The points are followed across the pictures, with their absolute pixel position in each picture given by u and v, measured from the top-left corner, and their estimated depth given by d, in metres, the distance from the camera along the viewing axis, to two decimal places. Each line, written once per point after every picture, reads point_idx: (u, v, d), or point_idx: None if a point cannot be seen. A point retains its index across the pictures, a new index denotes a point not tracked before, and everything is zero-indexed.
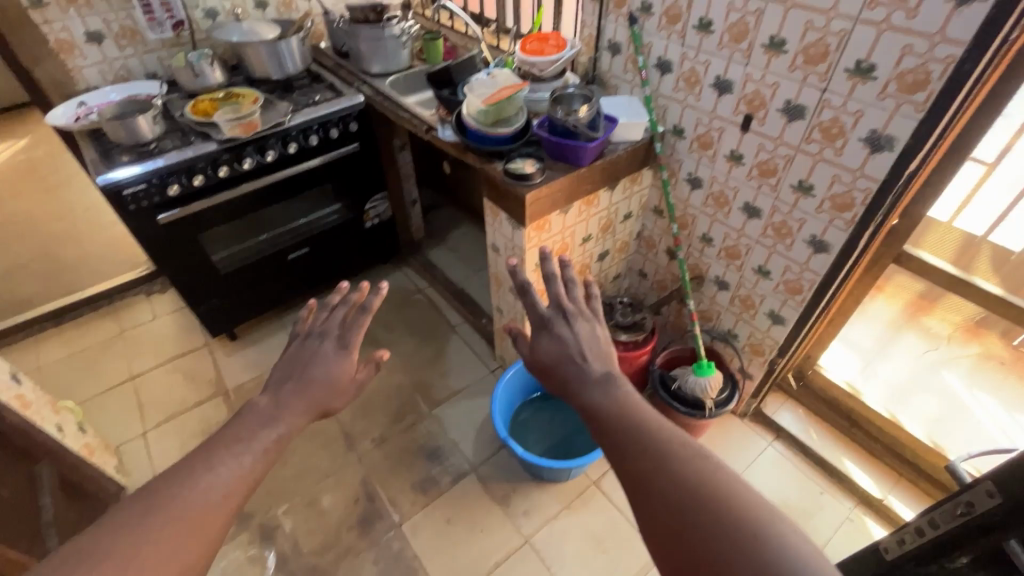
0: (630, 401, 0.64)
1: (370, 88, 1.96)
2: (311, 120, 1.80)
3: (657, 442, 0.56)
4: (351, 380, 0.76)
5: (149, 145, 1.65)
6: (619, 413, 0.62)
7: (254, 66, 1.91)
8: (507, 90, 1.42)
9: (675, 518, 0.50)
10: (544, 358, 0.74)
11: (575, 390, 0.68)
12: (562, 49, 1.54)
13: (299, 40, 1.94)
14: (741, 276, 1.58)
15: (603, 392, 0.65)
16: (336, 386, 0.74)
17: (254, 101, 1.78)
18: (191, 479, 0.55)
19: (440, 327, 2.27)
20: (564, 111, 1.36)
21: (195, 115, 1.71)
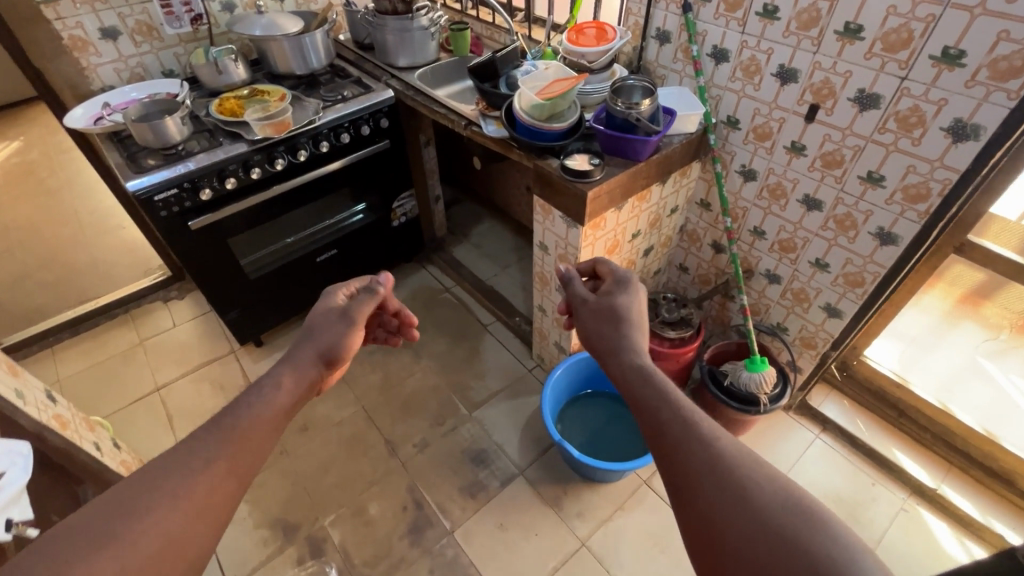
0: (672, 391, 0.77)
1: (399, 81, 1.88)
2: (342, 117, 1.74)
3: (694, 430, 0.70)
4: (331, 317, 1.00)
5: (176, 147, 1.57)
6: (662, 397, 0.76)
7: (278, 60, 1.83)
8: (560, 84, 1.36)
9: (708, 499, 0.62)
10: (597, 321, 1.02)
11: (621, 371, 0.85)
12: (613, 38, 1.47)
13: (322, 33, 1.86)
14: (796, 270, 1.55)
15: (647, 372, 0.82)
16: (335, 323, 0.99)
17: (281, 99, 1.71)
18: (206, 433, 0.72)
19: (472, 326, 2.22)
20: (625, 103, 1.30)
21: (223, 115, 1.63)
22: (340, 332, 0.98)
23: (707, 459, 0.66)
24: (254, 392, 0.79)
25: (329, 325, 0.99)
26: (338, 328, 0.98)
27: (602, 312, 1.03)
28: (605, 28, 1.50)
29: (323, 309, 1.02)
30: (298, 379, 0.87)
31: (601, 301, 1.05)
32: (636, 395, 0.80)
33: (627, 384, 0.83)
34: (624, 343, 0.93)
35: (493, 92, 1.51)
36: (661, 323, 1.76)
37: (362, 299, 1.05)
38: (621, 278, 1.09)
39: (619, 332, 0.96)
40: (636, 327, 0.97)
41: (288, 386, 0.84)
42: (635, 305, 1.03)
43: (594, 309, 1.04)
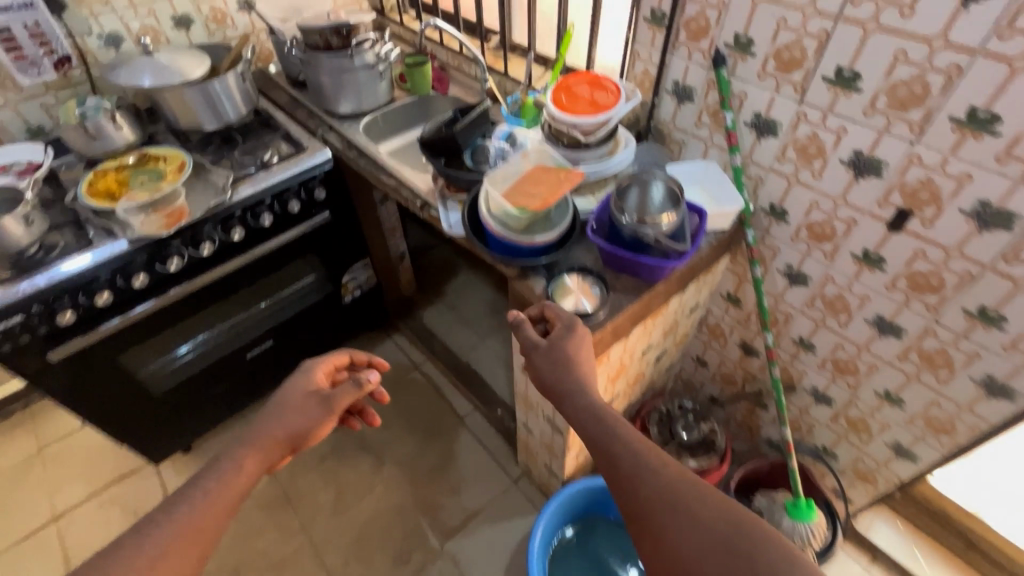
0: (624, 427, 0.77)
1: (340, 135, 1.47)
2: (262, 192, 1.33)
3: (648, 466, 0.72)
4: (311, 395, 0.91)
5: (27, 250, 1.15)
6: (614, 435, 0.76)
7: (179, 115, 1.40)
8: (547, 179, 0.97)
9: (671, 535, 0.66)
10: (548, 363, 0.86)
11: (571, 407, 0.82)
12: (616, 97, 1.07)
13: (238, 74, 1.43)
14: (854, 395, 1.20)
15: (599, 410, 0.79)
16: (312, 402, 0.90)
17: (179, 173, 1.30)
18: (138, 540, 0.65)
19: (445, 417, 1.85)
20: (634, 211, 0.91)
21: (93, 201, 1.21)
22: (314, 415, 0.89)
23: (661, 490, 0.69)
24: (212, 482, 0.74)
25: (305, 404, 0.90)
26: (314, 412, 0.89)
27: (553, 356, 0.86)
28: (601, 82, 1.09)
29: (304, 385, 0.92)
30: (261, 460, 0.81)
31: (550, 346, 0.86)
32: (592, 435, 0.78)
33: (580, 422, 0.80)
34: (580, 385, 0.83)
35: (452, 174, 1.10)
36: (679, 444, 1.41)
37: (346, 386, 0.91)
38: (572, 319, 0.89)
39: (570, 368, 0.84)
40: (584, 364, 0.85)
41: (249, 470, 0.78)
42: (585, 345, 0.87)
43: (545, 353, 0.86)
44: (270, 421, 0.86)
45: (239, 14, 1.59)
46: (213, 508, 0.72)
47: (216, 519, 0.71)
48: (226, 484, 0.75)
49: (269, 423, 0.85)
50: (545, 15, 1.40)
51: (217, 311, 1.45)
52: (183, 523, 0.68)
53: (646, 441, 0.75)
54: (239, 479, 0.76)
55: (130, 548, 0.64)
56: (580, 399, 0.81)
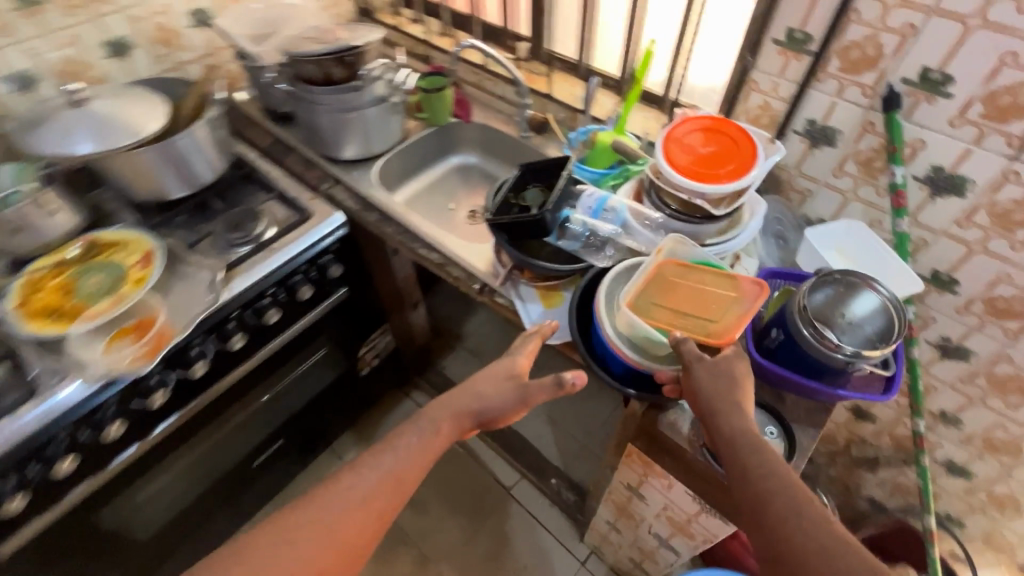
0: (785, 471, 0.59)
1: (352, 189, 1.16)
2: (262, 281, 1.01)
3: (809, 518, 0.55)
4: (507, 378, 0.80)
5: None
6: (772, 471, 0.59)
7: (134, 184, 1.03)
8: (699, 288, 0.75)
9: None
10: (709, 380, 0.66)
11: (726, 428, 0.64)
12: (748, 145, 0.81)
13: (211, 123, 1.07)
14: (1005, 474, 1.03)
15: (757, 439, 0.62)
16: (508, 388, 0.79)
17: (145, 268, 0.97)
18: (342, 487, 0.70)
19: (487, 491, 1.60)
20: (813, 310, 0.69)
21: (34, 326, 0.87)
22: (507, 401, 0.79)
23: (826, 547, 0.52)
24: (413, 441, 0.77)
25: (504, 390, 0.79)
26: (506, 400, 0.79)
27: (719, 372, 0.67)
28: (718, 131, 0.84)
29: (503, 364, 0.81)
30: (455, 427, 0.80)
31: (718, 360, 0.67)
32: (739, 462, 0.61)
33: (731, 448, 0.62)
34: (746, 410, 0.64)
35: (534, 266, 0.85)
36: None
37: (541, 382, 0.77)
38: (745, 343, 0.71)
39: (733, 390, 0.66)
40: (749, 392, 0.66)
41: (444, 436, 0.79)
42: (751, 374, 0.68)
43: (712, 362, 0.67)
44: (466, 394, 0.81)
45: (194, 31, 1.22)
46: (408, 464, 0.75)
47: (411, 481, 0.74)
48: (420, 448, 0.76)
49: (465, 394, 0.81)
50: (607, 24, 1.12)
51: (217, 429, 1.14)
52: (381, 474, 0.73)
53: (804, 483, 0.58)
54: (433, 444, 0.78)
55: (344, 489, 0.70)
56: (740, 419, 0.63)
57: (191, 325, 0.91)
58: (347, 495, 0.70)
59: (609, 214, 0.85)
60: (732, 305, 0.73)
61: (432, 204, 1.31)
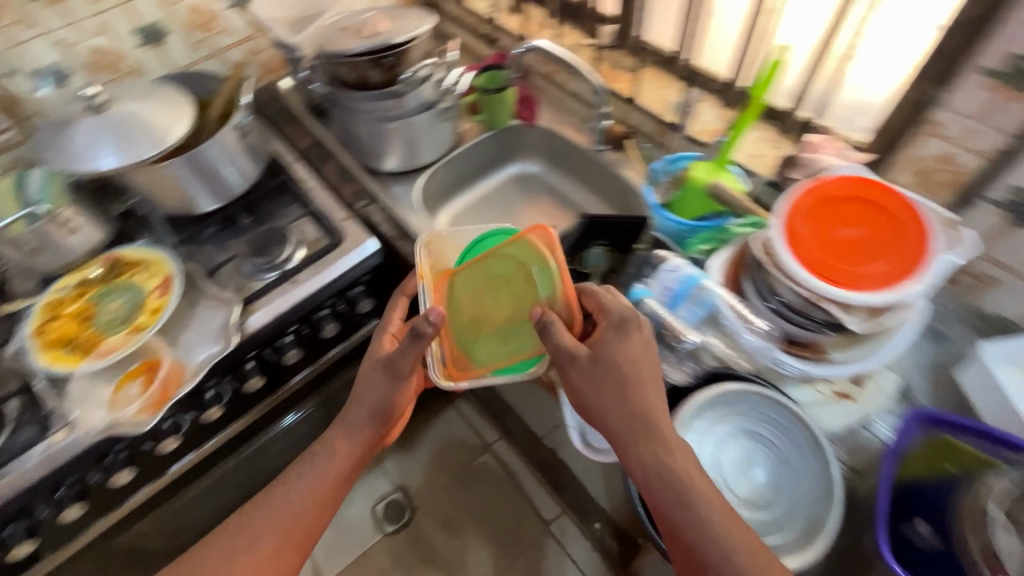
0: (714, 503, 0.56)
1: (391, 211, 1.01)
2: (283, 318, 0.89)
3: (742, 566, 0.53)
4: (376, 366, 0.76)
5: None
6: (684, 501, 0.57)
7: (160, 199, 0.93)
8: (501, 279, 0.73)
9: None
10: (597, 390, 0.63)
11: (631, 447, 0.60)
12: (902, 216, 0.58)
13: (241, 128, 0.94)
14: None
15: (671, 471, 0.58)
16: (378, 374, 0.76)
17: (164, 296, 0.89)
18: (246, 529, 0.72)
19: (525, 520, 1.52)
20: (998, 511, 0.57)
21: (54, 364, 0.81)
22: (385, 387, 0.76)
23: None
24: (313, 468, 0.76)
25: (374, 381, 0.76)
26: (384, 390, 0.75)
27: (597, 377, 0.63)
28: (868, 195, 0.60)
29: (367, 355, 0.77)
30: (350, 441, 0.78)
31: (598, 360, 0.63)
32: (651, 482, 0.59)
33: (648, 482, 0.59)
34: (649, 417, 0.61)
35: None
36: None
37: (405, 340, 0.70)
38: (624, 314, 0.64)
39: (631, 399, 0.61)
40: (646, 388, 0.62)
41: (343, 454, 0.77)
42: (645, 361, 0.63)
43: (586, 373, 0.63)
44: (353, 410, 0.78)
45: (232, 12, 1.09)
46: (311, 496, 0.75)
47: (315, 501, 0.75)
48: (315, 473, 0.76)
49: (349, 413, 0.78)
50: (722, 17, 0.85)
51: (240, 463, 1.06)
52: (283, 506, 0.74)
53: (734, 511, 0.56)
54: (331, 467, 0.76)
55: (244, 530, 0.72)
56: (647, 449, 0.59)
57: (201, 373, 0.82)
58: (250, 532, 0.71)
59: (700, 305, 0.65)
60: (539, 274, 0.69)
61: (480, 224, 1.13)
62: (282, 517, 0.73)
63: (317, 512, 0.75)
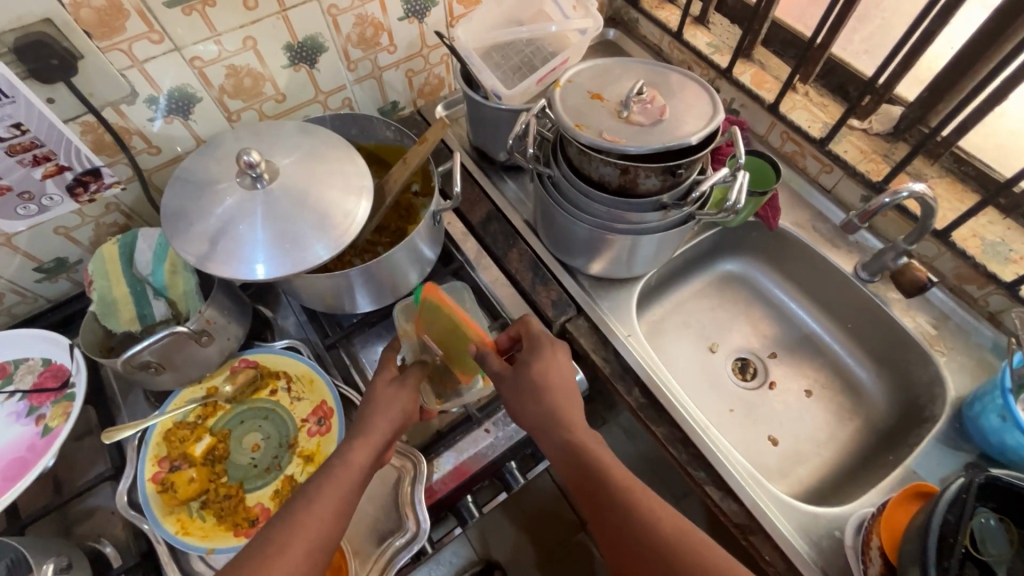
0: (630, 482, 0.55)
1: (601, 334, 0.77)
2: (473, 473, 0.69)
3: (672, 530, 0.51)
4: (392, 380, 0.61)
5: None
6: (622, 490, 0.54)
7: (312, 299, 0.70)
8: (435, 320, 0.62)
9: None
10: (517, 397, 0.61)
11: (549, 449, 0.60)
12: None
13: (433, 215, 0.69)
14: None
15: (594, 453, 0.57)
16: (403, 390, 0.60)
17: (319, 436, 0.67)
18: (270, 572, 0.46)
19: None
20: None
21: (188, 537, 0.60)
22: (391, 398, 0.59)
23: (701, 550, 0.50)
24: (314, 484, 0.52)
25: (397, 394, 0.59)
26: (404, 401, 0.59)
27: (523, 389, 0.61)
28: None
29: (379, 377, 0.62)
30: (368, 448, 0.55)
31: (519, 373, 0.61)
32: (585, 486, 0.56)
33: (578, 466, 0.57)
34: (559, 412, 0.59)
35: None
36: None
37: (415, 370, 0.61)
38: (538, 333, 0.65)
39: (545, 400, 0.60)
40: (558, 393, 0.61)
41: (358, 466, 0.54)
42: (560, 370, 0.62)
43: (512, 383, 0.61)
44: (368, 416, 0.57)
45: (406, 25, 0.81)
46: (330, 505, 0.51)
47: (331, 522, 0.50)
48: (324, 489, 0.52)
49: (356, 426, 0.57)
50: None
51: None
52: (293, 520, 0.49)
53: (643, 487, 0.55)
54: (349, 477, 0.53)
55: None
56: (568, 434, 0.58)
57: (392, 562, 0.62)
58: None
59: None
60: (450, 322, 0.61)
61: (681, 335, 0.90)
62: (294, 552, 0.47)
63: (334, 535, 0.50)
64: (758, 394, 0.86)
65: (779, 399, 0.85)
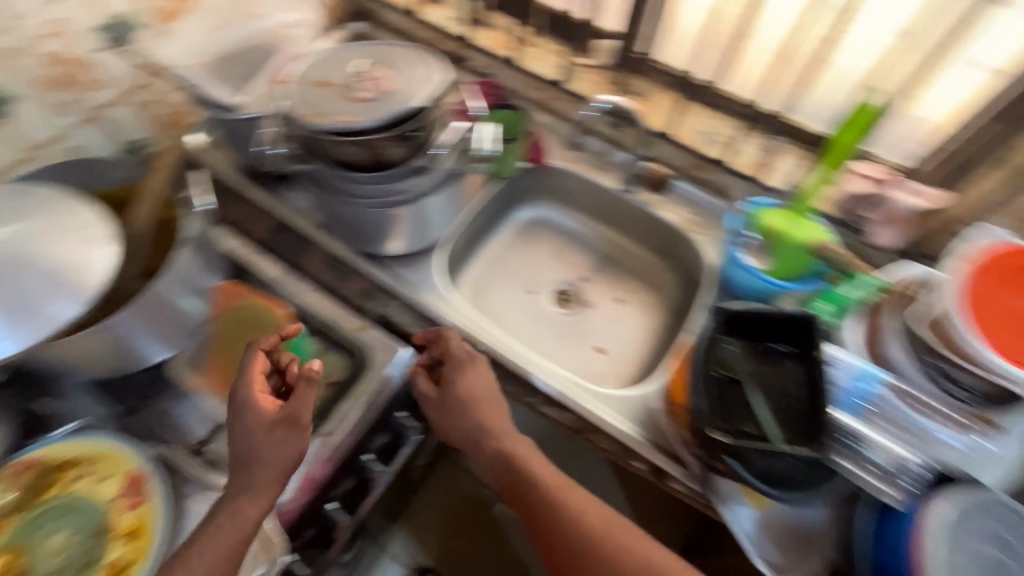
0: (556, 481, 0.65)
1: (417, 308, 0.80)
2: (322, 482, 0.68)
3: (584, 514, 0.62)
4: (278, 424, 0.59)
5: None
6: (548, 487, 0.64)
7: (91, 365, 0.63)
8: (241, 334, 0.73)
9: None
10: (445, 413, 0.71)
11: (483, 458, 0.69)
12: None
13: (193, 239, 0.65)
14: None
15: (522, 459, 0.67)
16: (286, 434, 0.59)
17: (139, 507, 0.62)
18: None
19: None
20: None
21: None
22: (258, 444, 0.59)
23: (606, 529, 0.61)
24: (198, 548, 0.55)
25: (280, 438, 0.59)
26: (295, 446, 0.59)
27: (449, 405, 0.70)
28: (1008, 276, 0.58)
29: (253, 425, 0.59)
30: (262, 501, 0.58)
31: (444, 393, 0.71)
32: (518, 494, 0.66)
33: (510, 470, 0.67)
34: (489, 424, 0.70)
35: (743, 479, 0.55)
36: None
37: (300, 390, 0.59)
38: (462, 352, 0.72)
39: (469, 416, 0.70)
40: (483, 406, 0.70)
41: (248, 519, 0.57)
42: (482, 384, 0.71)
43: (438, 402, 0.71)
44: (251, 471, 0.58)
45: (113, 56, 0.75)
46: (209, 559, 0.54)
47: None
48: (207, 552, 0.54)
49: (241, 479, 0.58)
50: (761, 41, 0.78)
51: None
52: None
53: (566, 480, 0.66)
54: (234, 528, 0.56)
55: None
56: (499, 442, 0.69)
57: None
58: None
59: (880, 418, 0.58)
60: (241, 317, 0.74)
61: (503, 287, 0.97)
62: None
63: None
64: (579, 316, 0.94)
65: (597, 313, 0.95)
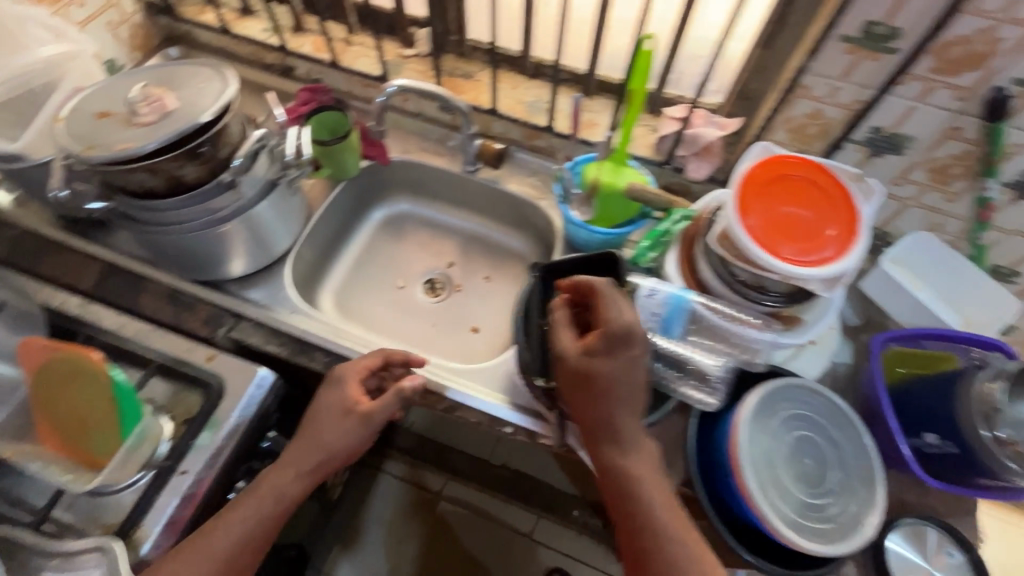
0: (659, 492, 0.55)
1: (269, 326, 0.78)
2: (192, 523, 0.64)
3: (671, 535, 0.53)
4: (387, 392, 0.66)
5: None
6: (643, 499, 0.54)
7: None
8: (55, 388, 0.64)
9: None
10: (581, 398, 0.56)
11: (598, 448, 0.57)
12: (832, 187, 0.62)
13: None
14: None
15: (634, 470, 0.55)
16: (374, 418, 0.65)
17: None
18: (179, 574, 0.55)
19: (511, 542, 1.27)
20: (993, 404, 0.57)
21: None
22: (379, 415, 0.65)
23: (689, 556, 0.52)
24: (241, 515, 0.60)
25: (348, 428, 0.65)
26: (350, 435, 0.65)
27: (588, 390, 0.55)
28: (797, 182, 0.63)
29: (336, 404, 0.65)
30: (301, 478, 0.63)
31: (599, 374, 0.55)
32: (617, 490, 0.55)
33: (613, 471, 0.56)
34: (616, 423, 0.55)
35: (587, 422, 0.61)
36: None
37: (388, 398, 0.66)
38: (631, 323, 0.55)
39: (598, 408, 0.55)
40: (615, 397, 0.55)
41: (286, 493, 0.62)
42: (635, 372, 0.55)
43: (576, 376, 0.56)
44: (314, 446, 0.64)
45: None
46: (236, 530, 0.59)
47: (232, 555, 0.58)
48: (246, 517, 0.59)
49: (309, 440, 0.64)
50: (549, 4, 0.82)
51: None
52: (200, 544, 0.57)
53: (667, 492, 0.55)
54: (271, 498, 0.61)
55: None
56: (617, 447, 0.55)
57: None
58: None
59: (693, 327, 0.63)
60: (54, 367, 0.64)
61: (370, 288, 0.96)
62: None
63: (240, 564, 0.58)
64: (449, 301, 0.95)
65: (466, 295, 0.97)
